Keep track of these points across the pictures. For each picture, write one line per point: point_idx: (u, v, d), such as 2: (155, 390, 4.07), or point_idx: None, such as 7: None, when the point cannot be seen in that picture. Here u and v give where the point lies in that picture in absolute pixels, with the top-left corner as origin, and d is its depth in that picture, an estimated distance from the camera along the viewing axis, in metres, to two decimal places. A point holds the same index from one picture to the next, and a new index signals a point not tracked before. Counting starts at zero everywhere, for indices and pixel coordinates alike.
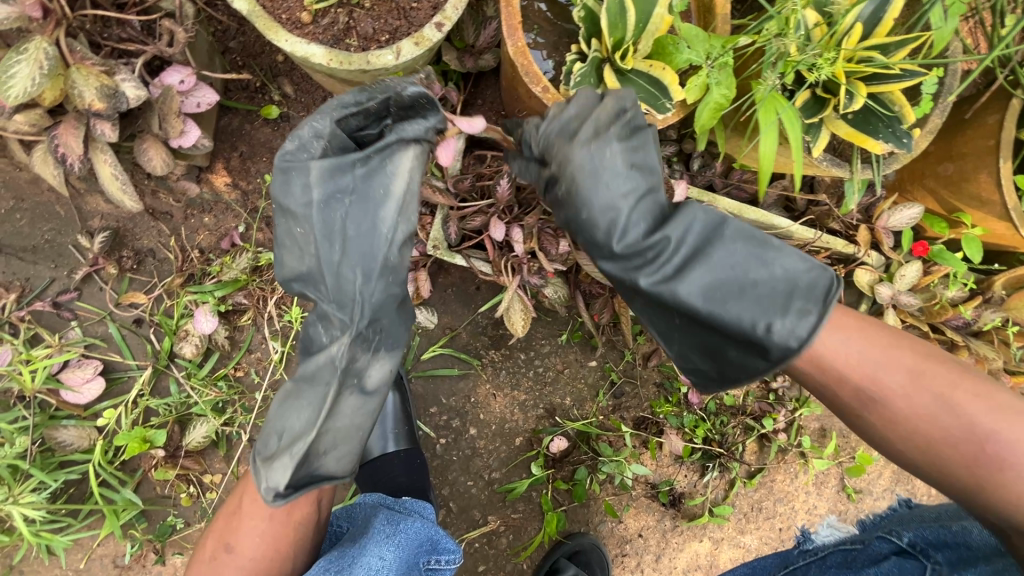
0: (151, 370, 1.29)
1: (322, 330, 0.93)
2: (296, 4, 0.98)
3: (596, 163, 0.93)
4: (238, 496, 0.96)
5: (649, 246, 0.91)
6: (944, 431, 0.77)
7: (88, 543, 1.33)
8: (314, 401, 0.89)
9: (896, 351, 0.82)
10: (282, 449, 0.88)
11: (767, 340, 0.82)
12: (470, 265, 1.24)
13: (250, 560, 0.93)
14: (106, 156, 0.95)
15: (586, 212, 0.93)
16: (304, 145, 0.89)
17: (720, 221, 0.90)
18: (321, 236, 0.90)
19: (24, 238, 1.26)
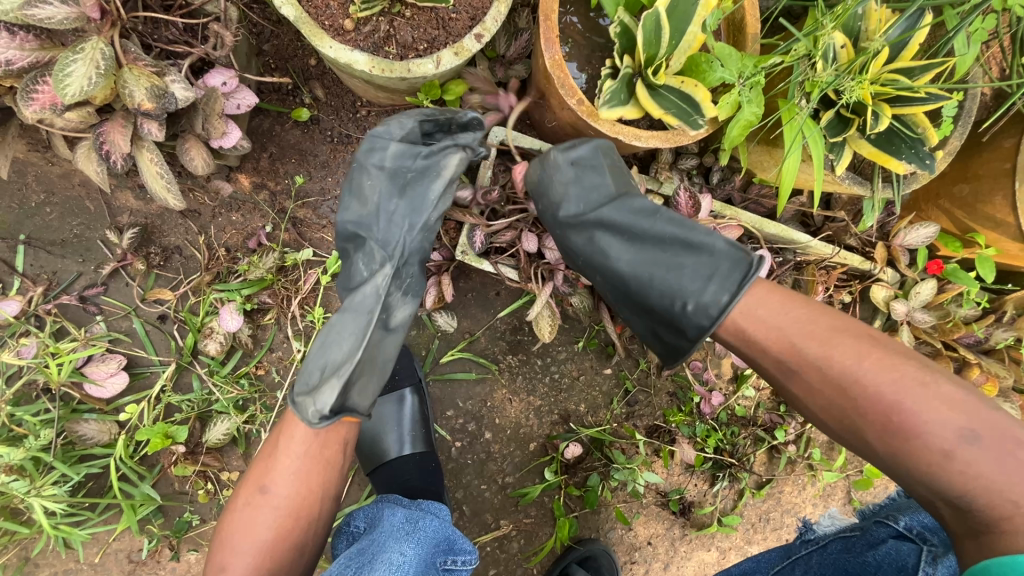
0: (175, 366, 1.30)
1: (364, 266, 1.05)
2: (340, 12, 1.00)
3: (546, 171, 1.11)
4: (275, 438, 0.96)
5: (590, 233, 1.08)
6: (852, 398, 0.82)
7: (104, 538, 1.33)
8: (352, 328, 0.98)
9: (815, 324, 0.88)
10: (324, 379, 0.94)
11: (686, 315, 0.98)
12: (498, 272, 1.25)
13: (283, 499, 0.91)
14: (152, 155, 0.98)
15: (544, 201, 1.13)
16: (388, 127, 1.09)
17: (654, 212, 1.04)
18: (386, 194, 1.07)
19: (54, 232, 1.27)
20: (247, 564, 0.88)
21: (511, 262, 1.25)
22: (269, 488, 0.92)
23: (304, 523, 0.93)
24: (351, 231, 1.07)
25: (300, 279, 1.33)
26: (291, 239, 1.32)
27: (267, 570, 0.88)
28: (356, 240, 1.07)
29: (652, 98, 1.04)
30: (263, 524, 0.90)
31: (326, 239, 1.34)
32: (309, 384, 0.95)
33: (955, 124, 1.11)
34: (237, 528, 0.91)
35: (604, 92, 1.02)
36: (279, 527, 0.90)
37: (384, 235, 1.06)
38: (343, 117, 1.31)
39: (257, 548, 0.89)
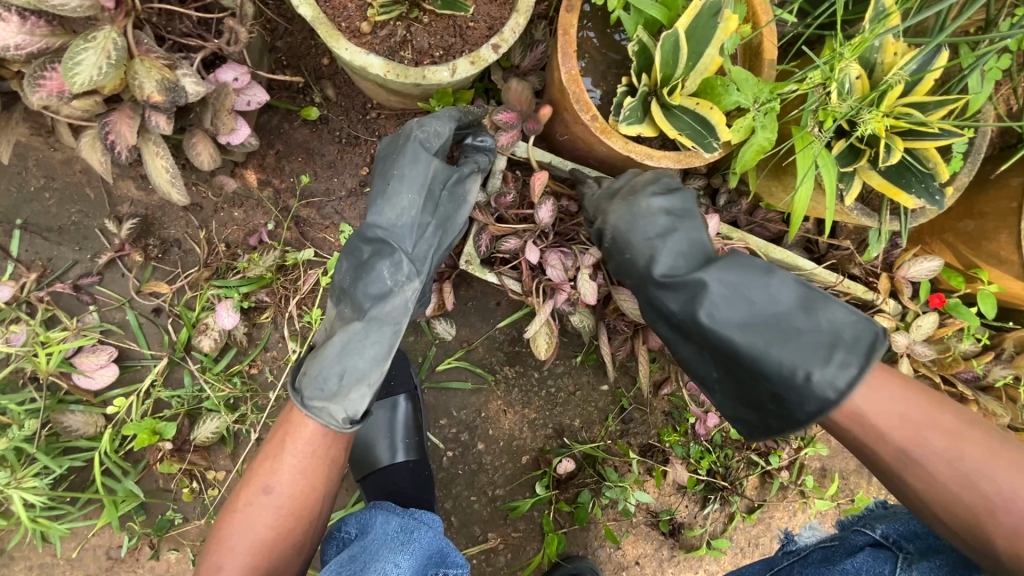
0: (166, 361, 1.28)
1: (388, 272, 1.03)
2: (357, 14, 1.00)
3: (634, 218, 1.03)
4: (278, 436, 0.93)
5: (687, 287, 0.96)
6: (985, 498, 0.75)
7: (84, 532, 1.30)
8: (376, 340, 0.99)
9: (937, 412, 0.81)
10: (346, 386, 0.95)
11: (805, 387, 0.85)
12: (501, 283, 1.23)
13: (286, 498, 0.90)
14: (159, 149, 0.97)
15: (631, 251, 1.03)
16: (428, 136, 1.07)
17: (768, 270, 0.93)
18: (420, 208, 1.06)
19: (51, 218, 1.25)
20: (245, 562, 0.87)
21: (514, 274, 1.23)
22: (271, 487, 0.90)
23: (304, 523, 0.92)
24: (379, 237, 1.04)
25: (299, 278, 1.30)
26: (293, 238, 1.31)
27: (265, 569, 0.88)
28: (380, 248, 1.04)
29: (666, 117, 1.03)
30: (265, 522, 0.89)
31: (328, 239, 1.32)
32: (324, 389, 0.94)
33: (965, 160, 1.10)
34: (237, 530, 0.88)
35: (621, 109, 1.01)
36: (279, 526, 0.89)
37: (412, 248, 1.06)
38: (353, 118, 1.29)
39: (257, 546, 0.88)
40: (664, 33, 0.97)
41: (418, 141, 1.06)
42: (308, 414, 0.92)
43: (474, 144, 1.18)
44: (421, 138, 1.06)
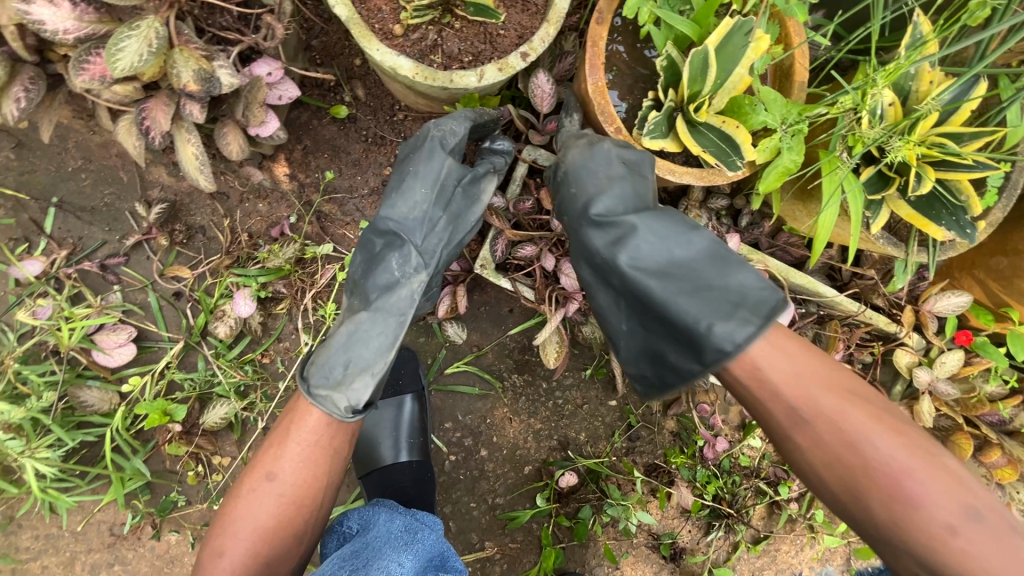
0: (183, 344, 1.30)
1: (396, 264, 1.04)
2: (391, 17, 1.02)
3: (589, 158, 1.02)
4: (284, 422, 0.93)
5: (617, 231, 0.98)
6: (864, 459, 0.76)
7: (90, 507, 1.32)
8: (382, 330, 1.00)
9: (832, 375, 0.82)
10: (351, 374, 0.95)
11: (706, 338, 0.86)
12: (515, 289, 1.24)
13: (288, 487, 0.89)
14: (190, 136, 1.00)
15: (574, 189, 1.04)
16: (444, 134, 1.07)
17: (693, 227, 0.95)
18: (432, 204, 1.07)
19: (85, 198, 1.29)
20: (246, 547, 0.87)
21: (529, 280, 1.24)
22: (274, 474, 0.90)
23: (306, 512, 0.91)
24: (392, 231, 1.06)
25: (317, 272, 1.32)
26: (314, 232, 1.33)
27: (266, 555, 0.87)
28: (392, 241, 1.06)
29: (691, 134, 1.02)
30: (268, 509, 0.88)
31: (347, 235, 1.34)
32: (329, 378, 0.95)
33: (1000, 194, 1.07)
34: (240, 514, 0.88)
35: (646, 122, 1.01)
36: (281, 514, 0.89)
37: (421, 242, 1.07)
38: (380, 119, 1.31)
39: (259, 533, 0.87)
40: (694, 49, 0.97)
41: (433, 139, 1.07)
42: (312, 401, 0.92)
43: (491, 147, 1.21)
44: (435, 135, 1.07)
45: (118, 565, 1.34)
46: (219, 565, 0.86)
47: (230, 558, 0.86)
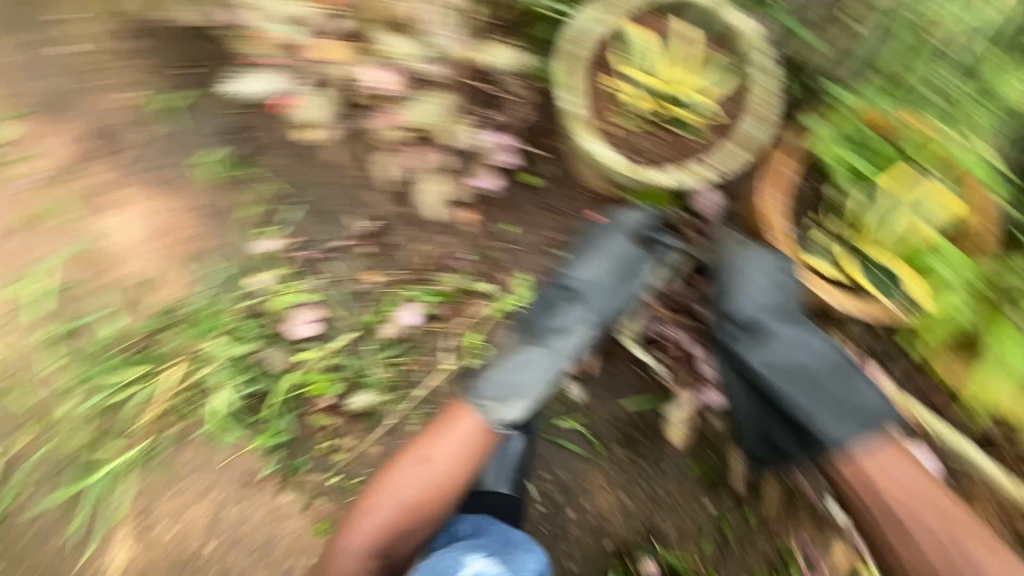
0: (357, 334, 1.55)
1: (565, 316, 1.32)
2: (605, 118, 1.29)
3: (744, 262, 1.31)
4: (446, 419, 1.21)
5: (761, 334, 1.28)
6: (959, 567, 1.09)
7: (235, 448, 1.55)
8: (544, 366, 1.27)
9: (934, 499, 1.14)
10: (512, 393, 1.23)
11: (819, 435, 1.20)
12: (652, 364, 1.48)
13: (438, 472, 1.17)
14: (433, 178, 1.47)
15: (727, 286, 1.31)
16: (629, 226, 1.38)
17: (820, 341, 1.27)
18: (604, 278, 1.34)
19: (316, 199, 1.57)
20: (396, 509, 1.16)
21: (666, 359, 1.47)
22: (430, 459, 1.18)
23: (443, 497, 1.18)
24: (571, 292, 1.33)
25: (476, 305, 1.55)
26: (483, 270, 1.55)
27: (407, 519, 1.16)
28: (568, 300, 1.32)
29: (864, 265, 1.31)
30: (418, 486, 1.16)
31: (509, 280, 1.55)
32: (495, 390, 1.23)
33: None
34: (397, 481, 1.17)
35: (820, 244, 1.34)
36: (426, 491, 1.17)
37: (590, 305, 1.34)
38: (563, 191, 1.52)
39: (407, 501, 1.16)
40: (884, 202, 1.27)
41: (619, 228, 1.38)
42: (474, 407, 1.22)
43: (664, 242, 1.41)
44: (621, 226, 1.38)
45: (240, 505, 1.57)
46: (375, 514, 1.15)
47: (383, 512, 1.16)
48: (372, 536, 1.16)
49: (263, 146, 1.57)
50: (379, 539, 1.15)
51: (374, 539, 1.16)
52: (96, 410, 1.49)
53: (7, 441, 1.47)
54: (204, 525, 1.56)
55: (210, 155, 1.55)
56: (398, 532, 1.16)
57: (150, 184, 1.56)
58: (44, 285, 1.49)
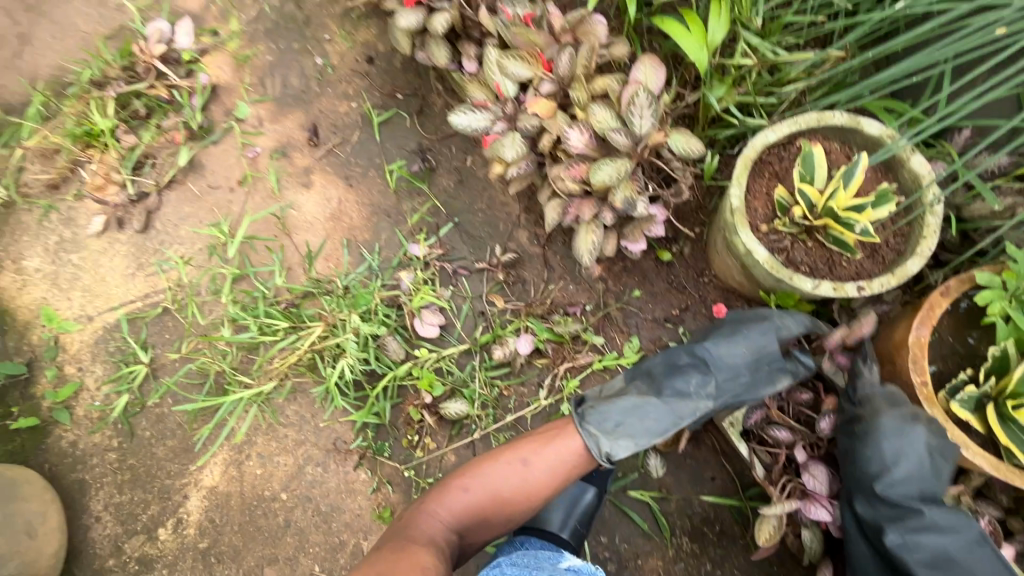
0: (468, 347, 1.71)
1: (690, 382, 1.33)
2: (762, 218, 1.35)
3: (899, 438, 1.14)
4: (551, 431, 1.31)
5: (908, 516, 1.13)
6: None
7: (337, 415, 1.74)
8: (657, 418, 1.30)
9: None
10: (616, 432, 1.28)
11: None
12: (749, 459, 1.37)
13: (532, 478, 1.25)
14: (593, 232, 1.41)
15: (870, 452, 1.18)
16: (785, 327, 1.33)
17: (980, 543, 1.10)
18: (742, 362, 1.33)
19: (470, 223, 1.81)
20: (484, 496, 1.24)
21: (768, 459, 1.37)
22: (528, 462, 1.26)
23: (530, 501, 1.26)
24: (704, 358, 1.34)
25: (581, 353, 1.67)
26: (596, 324, 1.68)
27: (491, 508, 1.24)
28: (698, 364, 1.34)
29: (1003, 426, 1.11)
30: (510, 480, 1.25)
31: (616, 339, 1.68)
32: (602, 424, 1.29)
33: None
34: (494, 471, 1.25)
35: (959, 392, 1.14)
36: (516, 491, 1.26)
37: (718, 380, 1.33)
38: (689, 274, 1.66)
39: (496, 491, 1.24)
40: None
41: (776, 324, 1.33)
42: (580, 431, 1.28)
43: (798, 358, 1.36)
44: (777, 323, 1.34)
45: (322, 467, 1.73)
46: (462, 496, 1.23)
47: (471, 493, 1.24)
48: (457, 514, 1.22)
49: (440, 171, 1.85)
50: (461, 518, 1.22)
51: (457, 517, 1.22)
52: (246, 343, 1.80)
53: (180, 344, 1.85)
54: (287, 475, 1.74)
55: (396, 166, 1.85)
56: (476, 519, 1.23)
57: (344, 178, 1.89)
58: (243, 234, 1.86)
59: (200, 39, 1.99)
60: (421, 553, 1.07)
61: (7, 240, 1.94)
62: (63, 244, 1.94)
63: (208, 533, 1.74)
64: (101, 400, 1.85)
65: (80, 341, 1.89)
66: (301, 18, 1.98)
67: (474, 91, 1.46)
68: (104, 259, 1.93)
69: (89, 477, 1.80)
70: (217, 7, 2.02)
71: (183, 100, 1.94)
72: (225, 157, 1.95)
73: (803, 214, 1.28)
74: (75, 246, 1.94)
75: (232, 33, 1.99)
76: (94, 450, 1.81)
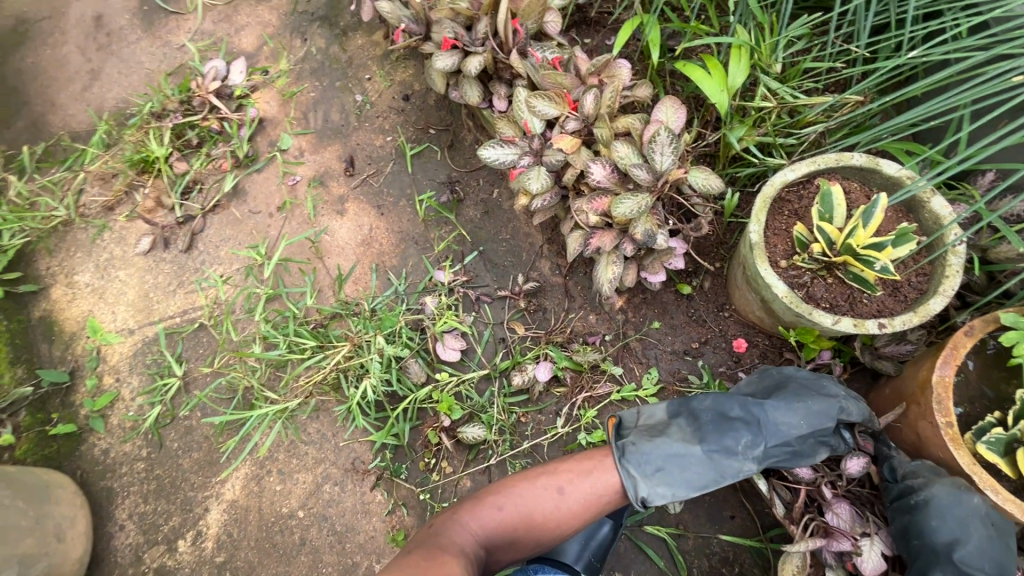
0: (488, 372, 1.74)
1: (739, 442, 1.26)
2: (781, 254, 1.37)
3: (957, 506, 1.10)
4: (591, 461, 1.29)
5: None
6: None
7: (357, 435, 1.78)
8: (698, 470, 1.26)
9: None
10: (654, 476, 1.25)
11: None
12: (769, 495, 1.34)
13: (564, 507, 1.24)
14: (614, 262, 1.45)
15: (939, 525, 1.11)
16: (847, 410, 1.25)
17: None
18: (797, 434, 1.25)
19: (494, 252, 1.87)
20: (516, 514, 1.24)
21: (789, 497, 1.32)
22: (563, 492, 1.25)
23: (559, 529, 1.26)
24: (759, 419, 1.27)
25: (600, 382, 1.69)
26: (615, 354, 1.70)
27: (521, 528, 1.24)
28: (751, 422, 1.27)
29: None
30: (543, 505, 1.24)
31: (635, 371, 1.69)
32: (641, 467, 1.26)
33: None
34: (528, 493, 1.26)
35: (985, 432, 1.11)
36: (547, 517, 1.24)
37: (767, 444, 1.26)
38: (709, 308, 1.68)
39: (527, 512, 1.24)
40: None
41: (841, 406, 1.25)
42: (620, 470, 1.26)
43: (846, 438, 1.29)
44: (841, 403, 1.25)
45: (339, 487, 1.75)
46: (496, 512, 1.23)
47: (506, 511, 1.23)
48: (487, 530, 1.22)
49: (467, 201, 1.93)
50: (489, 533, 1.22)
51: (487, 533, 1.23)
52: (275, 361, 1.86)
53: (213, 359, 1.93)
54: (305, 493, 1.76)
55: (426, 197, 1.94)
56: (507, 537, 1.23)
57: (376, 207, 1.99)
58: (279, 256, 1.96)
59: (252, 77, 2.16)
60: (450, 565, 1.08)
61: (63, 255, 2.09)
62: (112, 260, 2.07)
63: (225, 547, 1.77)
64: (135, 411, 1.92)
65: (120, 353, 1.98)
66: (344, 59, 2.14)
67: (503, 127, 1.54)
68: (148, 276, 2.05)
69: (116, 485, 1.86)
70: (269, 49, 2.19)
71: (232, 131, 2.08)
72: (267, 184, 2.07)
73: (822, 250, 1.29)
74: (123, 263, 2.07)
75: (281, 72, 2.15)
76: (123, 459, 1.88)
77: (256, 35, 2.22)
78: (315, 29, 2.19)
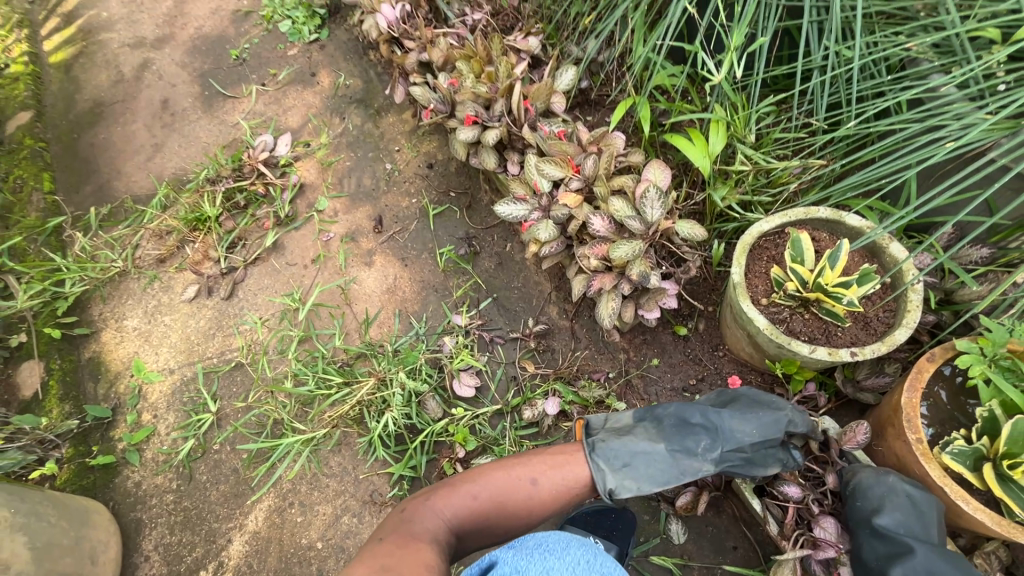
0: (500, 407, 1.88)
1: (697, 444, 1.40)
2: (762, 293, 1.56)
3: (876, 483, 1.29)
4: (561, 456, 1.41)
5: (900, 553, 1.20)
6: None
7: (377, 467, 1.89)
8: (661, 467, 1.39)
9: None
10: (621, 471, 1.38)
11: None
12: (763, 515, 1.46)
13: (535, 496, 1.35)
14: (613, 301, 1.64)
15: (859, 500, 1.30)
16: (795, 421, 1.40)
17: None
18: (749, 441, 1.39)
19: (507, 298, 2.07)
20: (489, 500, 1.32)
21: (780, 515, 1.43)
22: (536, 481, 1.36)
23: (528, 515, 1.35)
24: (717, 425, 1.41)
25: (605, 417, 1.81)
26: (619, 391, 1.84)
27: (492, 512, 1.32)
28: (710, 428, 1.41)
29: (999, 483, 1.16)
30: (516, 493, 1.34)
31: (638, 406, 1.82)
32: (610, 461, 1.39)
33: None
34: (501, 480, 1.35)
35: (951, 446, 1.22)
36: (519, 505, 1.34)
37: (724, 448, 1.40)
38: (704, 347, 1.83)
39: (502, 500, 1.33)
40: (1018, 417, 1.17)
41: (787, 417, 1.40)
42: (591, 462, 1.38)
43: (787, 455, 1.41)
44: (787, 415, 1.40)
45: (357, 518, 1.84)
46: (471, 499, 1.31)
47: (480, 498, 1.32)
48: (459, 514, 1.29)
49: (484, 253, 2.16)
50: (463, 521, 1.29)
51: (461, 519, 1.29)
52: (304, 397, 2.02)
53: (246, 396, 2.09)
54: (324, 524, 1.85)
55: (446, 250, 2.17)
56: (479, 522, 1.31)
57: (401, 258, 2.22)
58: (312, 302, 2.17)
59: (295, 149, 2.48)
60: (425, 551, 1.12)
61: (115, 302, 2.31)
62: (160, 306, 2.29)
63: None
64: (168, 445, 2.06)
65: (159, 390, 2.15)
66: (377, 133, 2.47)
67: (517, 187, 1.78)
68: (191, 320, 2.26)
69: (146, 517, 1.96)
70: (312, 125, 2.54)
71: (276, 194, 2.37)
72: (305, 239, 2.33)
73: (796, 288, 1.45)
74: (169, 309, 2.28)
75: (322, 144, 2.48)
76: (154, 491, 1.99)
77: (302, 115, 2.57)
78: (353, 110, 2.54)
